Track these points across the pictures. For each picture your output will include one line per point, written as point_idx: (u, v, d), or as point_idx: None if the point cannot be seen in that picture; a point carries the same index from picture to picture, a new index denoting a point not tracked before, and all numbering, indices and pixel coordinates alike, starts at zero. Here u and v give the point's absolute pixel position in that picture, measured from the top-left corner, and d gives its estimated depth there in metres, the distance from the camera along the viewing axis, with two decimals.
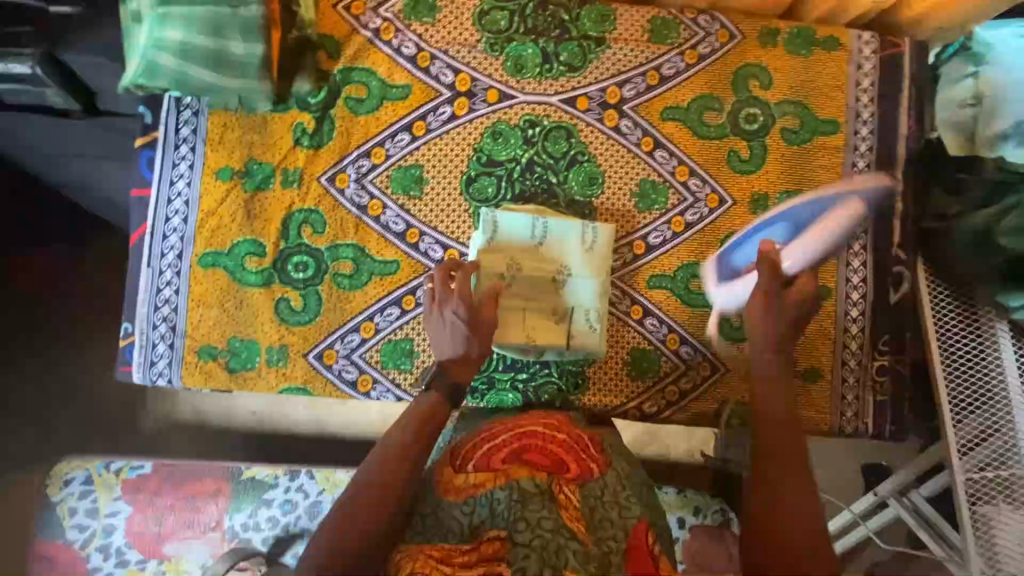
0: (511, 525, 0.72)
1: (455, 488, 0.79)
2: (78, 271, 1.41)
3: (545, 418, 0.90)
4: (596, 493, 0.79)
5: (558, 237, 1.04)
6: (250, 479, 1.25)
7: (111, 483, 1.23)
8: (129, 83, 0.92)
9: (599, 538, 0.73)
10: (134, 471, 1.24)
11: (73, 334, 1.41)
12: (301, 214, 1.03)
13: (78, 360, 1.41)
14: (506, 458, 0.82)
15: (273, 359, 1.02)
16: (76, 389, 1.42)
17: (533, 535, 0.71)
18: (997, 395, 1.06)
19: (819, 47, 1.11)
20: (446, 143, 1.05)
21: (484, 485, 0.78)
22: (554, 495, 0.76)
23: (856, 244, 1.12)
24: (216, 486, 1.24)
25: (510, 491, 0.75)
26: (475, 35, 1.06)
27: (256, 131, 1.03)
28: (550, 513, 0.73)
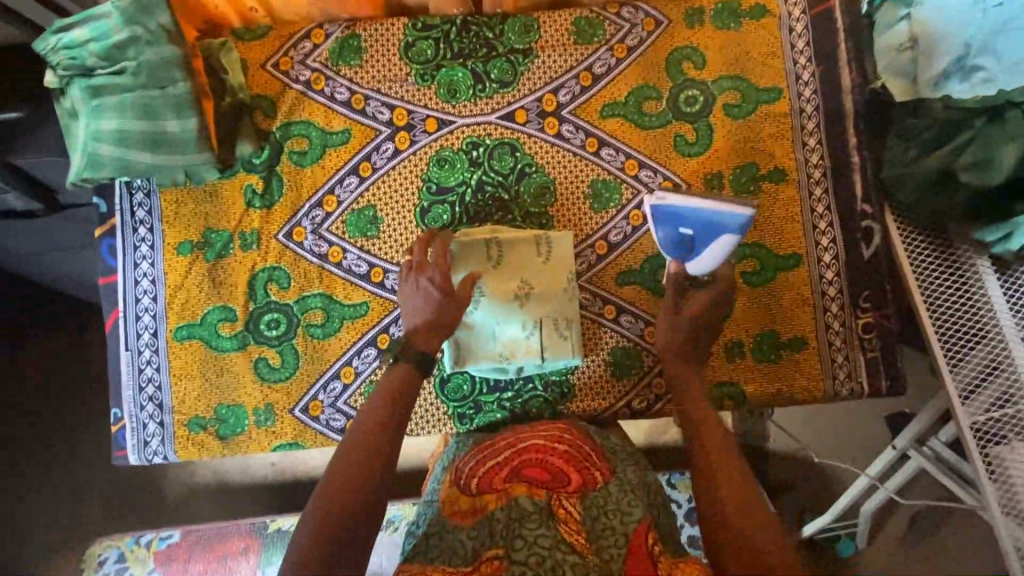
0: (509, 542, 0.74)
1: (460, 510, 0.83)
2: (73, 360, 1.45)
3: (546, 430, 0.94)
4: (599, 503, 0.81)
5: (519, 247, 1.03)
6: (277, 530, 1.27)
7: (144, 557, 1.26)
8: (75, 179, 0.94)
9: (600, 547, 0.74)
10: (164, 541, 1.27)
11: (80, 420, 1.45)
12: (265, 273, 1.05)
13: (91, 446, 1.45)
14: (507, 478, 0.86)
15: (261, 419, 1.03)
16: (91, 474, 1.45)
17: (530, 553, 0.72)
18: (990, 332, 1.03)
19: (747, 17, 1.10)
20: (394, 179, 1.06)
21: (488, 506, 0.82)
22: (553, 510, 0.79)
23: (819, 206, 1.11)
24: (246, 541, 1.26)
25: (508, 511, 0.78)
26: (403, 69, 1.07)
27: (208, 200, 1.05)
28: (548, 530, 0.75)
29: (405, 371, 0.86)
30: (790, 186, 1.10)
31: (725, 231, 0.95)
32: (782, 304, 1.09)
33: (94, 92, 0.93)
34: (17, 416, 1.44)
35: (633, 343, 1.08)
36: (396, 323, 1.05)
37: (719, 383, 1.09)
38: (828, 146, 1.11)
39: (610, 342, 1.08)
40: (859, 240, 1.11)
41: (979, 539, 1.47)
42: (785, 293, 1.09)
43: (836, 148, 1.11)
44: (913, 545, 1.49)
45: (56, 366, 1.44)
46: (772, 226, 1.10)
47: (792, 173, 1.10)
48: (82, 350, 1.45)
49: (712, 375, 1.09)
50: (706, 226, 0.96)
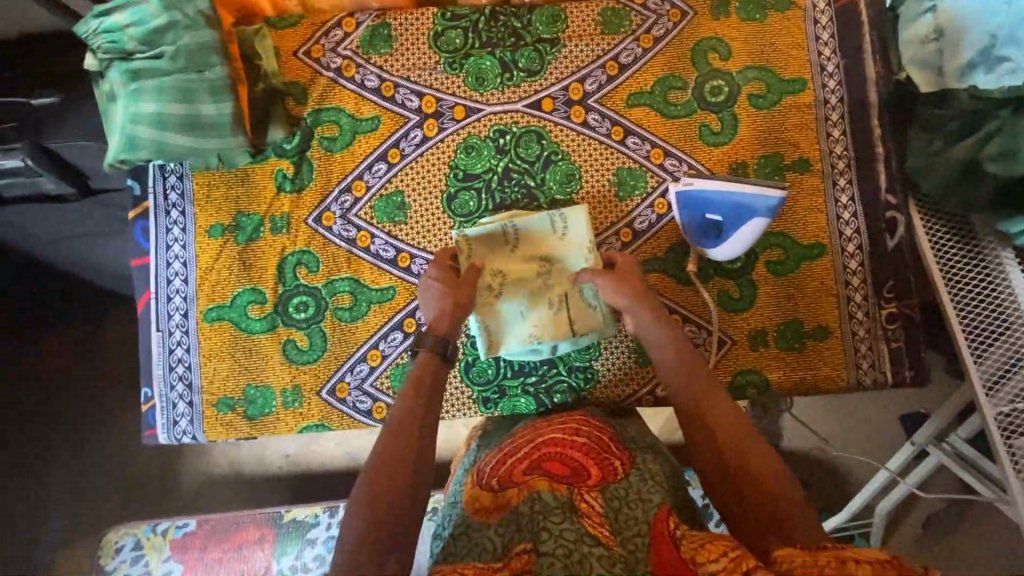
0: (535, 534, 0.74)
1: (484, 506, 0.83)
2: (98, 346, 1.47)
3: (563, 424, 0.94)
4: (620, 495, 0.81)
5: (535, 232, 1.03)
6: (291, 521, 1.28)
7: (160, 544, 1.27)
8: (112, 160, 0.96)
9: (624, 539, 0.75)
10: (180, 530, 1.28)
11: (103, 405, 1.47)
12: (294, 257, 1.06)
13: (113, 431, 1.46)
14: (527, 470, 0.85)
15: (288, 401, 1.04)
16: (112, 459, 1.46)
17: (557, 545, 0.71)
18: (1016, 322, 1.03)
19: (771, 9, 1.11)
20: (421, 166, 1.08)
21: (511, 500, 0.81)
22: (575, 504, 0.77)
23: (843, 197, 1.11)
24: (259, 532, 1.27)
25: (531, 504, 0.77)
26: (433, 57, 1.08)
27: (238, 185, 1.06)
28: (572, 524, 0.74)
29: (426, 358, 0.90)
30: (814, 176, 1.11)
31: (754, 215, 0.97)
32: (806, 293, 1.10)
33: (132, 76, 0.95)
34: (25, 411, 1.45)
35: None
36: None
37: (743, 372, 1.09)
38: (852, 137, 1.12)
39: None
40: (883, 230, 1.11)
41: (1002, 538, 1.45)
42: (808, 282, 1.10)
43: (860, 139, 1.12)
44: (933, 542, 1.48)
45: (81, 352, 1.46)
46: (797, 216, 1.10)
47: (816, 164, 1.11)
48: (106, 337, 1.47)
49: (735, 363, 1.09)
50: (733, 211, 0.97)
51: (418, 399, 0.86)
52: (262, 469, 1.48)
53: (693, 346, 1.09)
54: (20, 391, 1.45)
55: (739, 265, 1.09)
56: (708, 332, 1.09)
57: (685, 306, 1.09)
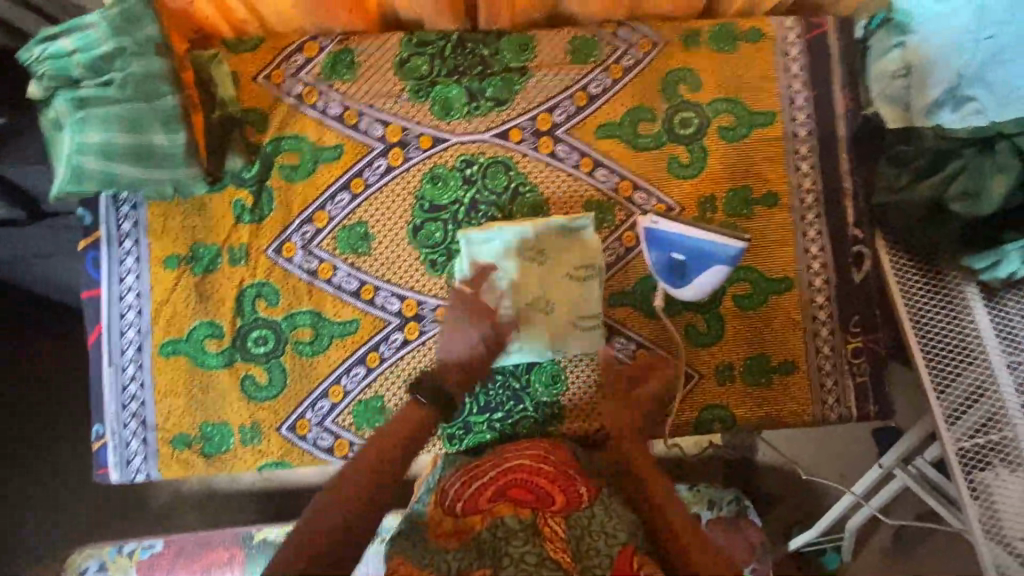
0: (496, 560, 0.76)
1: (446, 530, 0.83)
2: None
3: (530, 449, 0.94)
4: (583, 523, 0.81)
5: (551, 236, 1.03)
6: (262, 542, 1.25)
7: (125, 566, 1.24)
8: (58, 191, 0.92)
9: (585, 567, 0.76)
10: (147, 551, 1.25)
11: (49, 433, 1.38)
12: (253, 289, 1.03)
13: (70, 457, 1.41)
14: (492, 497, 0.86)
15: (247, 438, 1.02)
16: (64, 488, 1.40)
17: (517, 569, 0.74)
18: (977, 358, 1.04)
19: (742, 40, 1.10)
20: (386, 196, 1.05)
21: (474, 527, 0.83)
22: (538, 528, 0.80)
23: (811, 231, 1.11)
24: (229, 553, 1.24)
25: (494, 529, 0.81)
26: (398, 85, 1.06)
27: (196, 215, 1.03)
28: (533, 547, 0.77)
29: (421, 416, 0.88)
30: (782, 210, 1.11)
31: (717, 262, 0.95)
32: (773, 328, 1.10)
33: (80, 104, 0.91)
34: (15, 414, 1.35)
35: (623, 364, 1.08)
36: (387, 341, 1.04)
37: (709, 406, 1.09)
38: (821, 171, 1.11)
39: (601, 361, 1.08)
40: (850, 265, 1.12)
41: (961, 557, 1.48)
42: (776, 317, 1.10)
43: (828, 173, 1.11)
44: (897, 562, 1.50)
45: None
46: (766, 251, 1.10)
47: (785, 197, 1.11)
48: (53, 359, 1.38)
49: (702, 397, 1.09)
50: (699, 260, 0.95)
51: (367, 472, 0.79)
52: (229, 489, 1.45)
53: None
54: (17, 397, 1.35)
55: (707, 300, 1.09)
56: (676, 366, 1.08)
57: (652, 340, 1.09)
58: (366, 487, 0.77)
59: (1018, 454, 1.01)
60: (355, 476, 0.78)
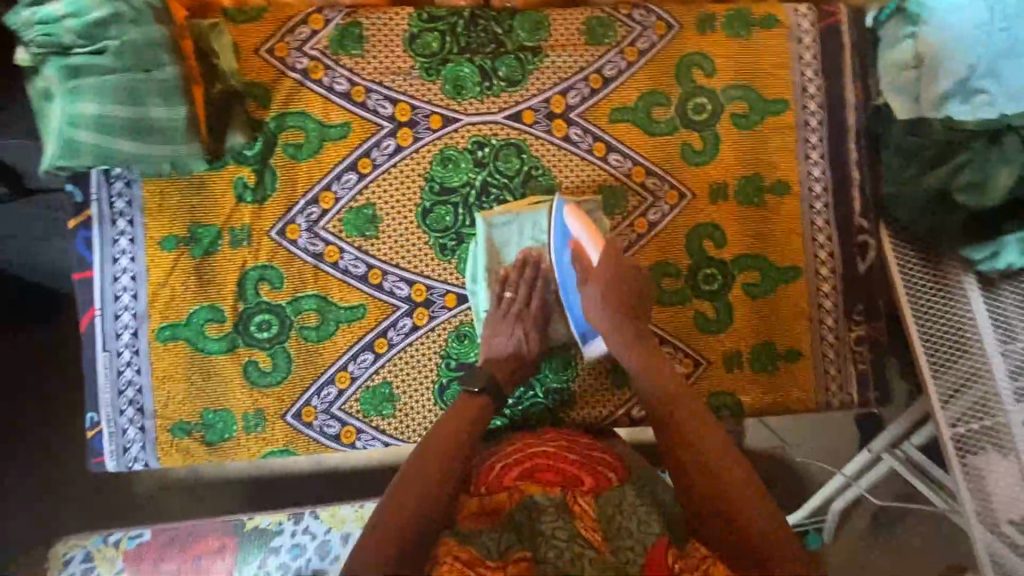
0: (532, 543, 0.75)
1: (475, 511, 0.82)
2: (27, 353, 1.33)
3: (556, 438, 0.92)
4: (614, 502, 0.81)
5: None
6: (254, 529, 1.23)
7: (111, 556, 1.20)
8: (48, 165, 0.87)
9: (617, 547, 0.75)
10: (133, 540, 1.21)
11: (38, 417, 1.34)
12: (256, 272, 0.99)
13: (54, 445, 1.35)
14: (517, 477, 0.85)
15: (250, 425, 0.99)
16: (50, 475, 1.35)
17: (550, 547, 0.74)
18: (973, 346, 1.06)
19: (757, 26, 1.09)
20: (395, 177, 1.02)
21: (504, 506, 0.81)
22: (568, 506, 0.79)
23: (819, 220, 1.12)
24: (220, 541, 1.21)
25: (527, 511, 0.79)
26: (408, 61, 1.02)
27: (195, 193, 0.98)
28: (565, 523, 0.76)
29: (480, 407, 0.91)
30: (792, 198, 1.11)
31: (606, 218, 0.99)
32: (780, 316, 1.10)
33: (71, 72, 0.86)
34: None
35: None
36: (395, 326, 1.02)
37: (715, 393, 1.09)
38: (830, 160, 1.12)
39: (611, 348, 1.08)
40: (855, 254, 1.13)
41: (943, 538, 1.54)
42: (783, 305, 1.10)
43: (837, 162, 1.12)
44: (882, 543, 1.55)
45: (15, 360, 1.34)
46: (775, 239, 1.10)
47: (795, 186, 1.11)
48: (42, 345, 1.33)
49: (709, 384, 1.09)
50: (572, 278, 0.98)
51: (428, 478, 0.82)
52: (221, 477, 1.41)
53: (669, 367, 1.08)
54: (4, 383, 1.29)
55: (716, 287, 1.09)
56: (685, 353, 1.09)
57: (663, 327, 1.08)
58: (428, 496, 0.80)
59: (1009, 439, 1.05)
60: (416, 480, 0.81)
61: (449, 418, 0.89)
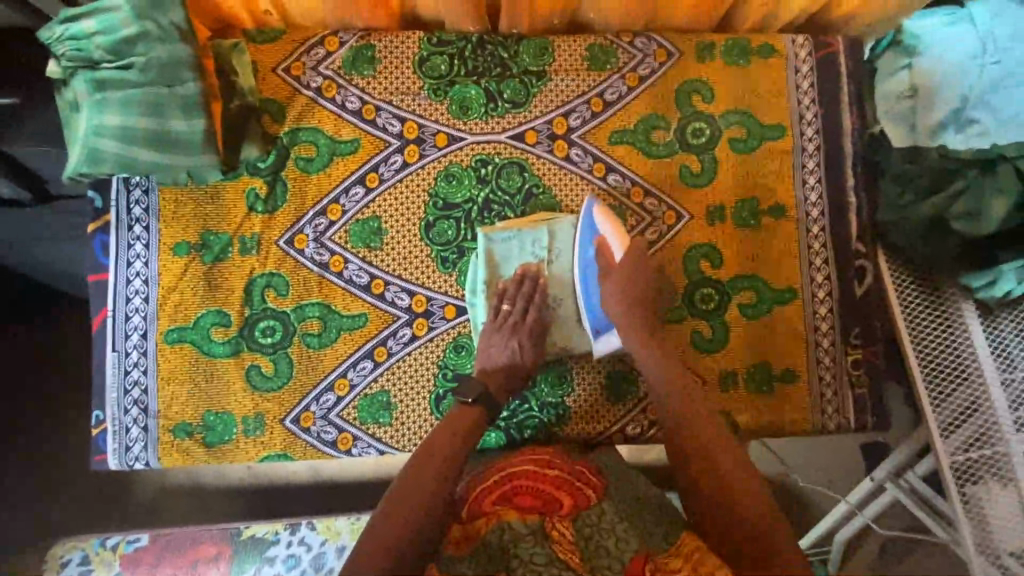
0: (505, 564, 0.76)
1: (456, 538, 0.82)
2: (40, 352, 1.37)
3: (534, 454, 0.95)
4: (591, 522, 0.83)
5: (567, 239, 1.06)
6: (250, 538, 1.24)
7: (109, 560, 1.21)
8: (72, 172, 0.91)
9: (594, 566, 0.77)
10: (131, 545, 1.23)
11: (47, 414, 1.38)
12: (263, 279, 1.03)
13: (61, 445, 1.38)
14: (497, 501, 0.86)
15: (250, 429, 1.01)
16: (56, 473, 1.38)
17: (527, 570, 0.75)
18: (972, 375, 1.06)
19: (755, 55, 1.13)
20: (400, 192, 1.06)
21: (481, 530, 0.81)
22: (547, 531, 0.80)
23: (816, 243, 1.13)
24: (217, 548, 1.22)
25: (502, 532, 0.79)
26: (417, 82, 1.07)
27: (209, 201, 1.03)
28: (543, 548, 0.77)
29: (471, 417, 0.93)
30: (788, 222, 1.13)
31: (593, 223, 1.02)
32: (776, 337, 1.11)
33: (99, 86, 0.91)
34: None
35: (629, 368, 1.09)
36: (395, 336, 1.04)
37: None
38: (827, 185, 1.14)
39: (608, 366, 1.09)
40: (853, 278, 1.14)
41: (948, 573, 1.50)
42: (780, 326, 1.11)
43: (835, 187, 1.14)
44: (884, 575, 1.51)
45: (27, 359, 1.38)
46: (772, 261, 1.12)
47: (791, 210, 1.13)
48: (44, 346, 1.36)
49: None
50: (593, 271, 1.03)
51: (423, 488, 0.83)
52: (220, 482, 1.43)
53: None
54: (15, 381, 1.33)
55: (712, 307, 1.10)
56: None
57: None
58: (422, 505, 0.81)
59: (1009, 469, 1.04)
60: (411, 490, 0.83)
61: (444, 428, 0.91)
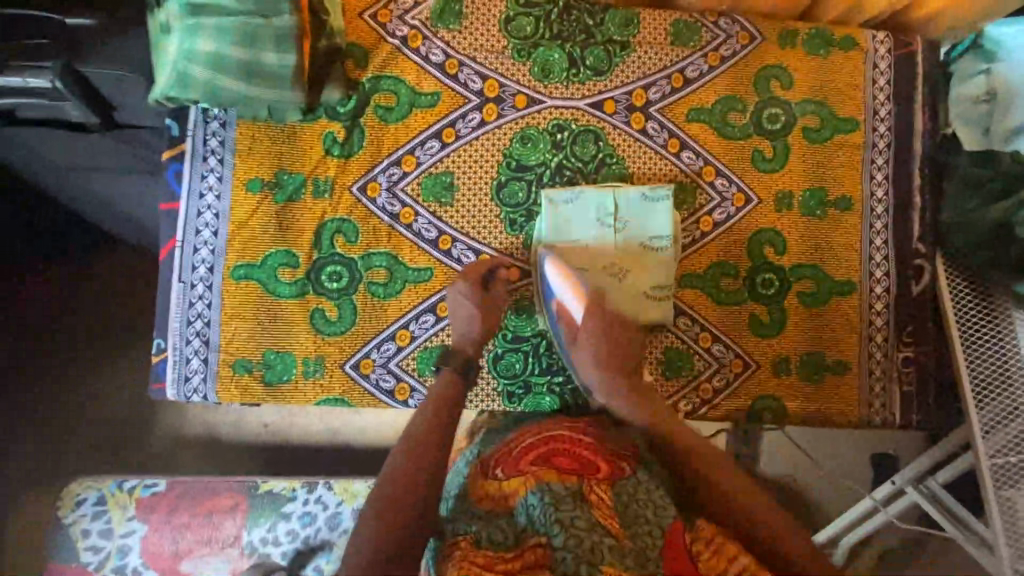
0: (548, 528, 0.73)
1: (489, 496, 0.81)
2: (85, 285, 1.36)
3: (570, 423, 0.92)
4: (629, 491, 0.79)
5: (632, 208, 1.06)
6: (268, 493, 1.23)
7: (125, 502, 1.21)
8: (159, 96, 0.91)
9: (634, 534, 0.73)
10: (149, 489, 1.22)
11: (82, 357, 1.36)
12: (333, 224, 1.02)
13: (91, 380, 1.36)
14: (534, 461, 0.84)
15: (310, 370, 1.01)
16: (86, 410, 1.36)
17: (568, 535, 0.71)
18: (1016, 380, 1.04)
19: (836, 47, 1.13)
20: (476, 149, 1.06)
21: (517, 492, 0.80)
22: (585, 495, 0.77)
23: (877, 239, 1.14)
24: (232, 500, 1.22)
25: (542, 494, 0.76)
26: (501, 41, 1.06)
27: (286, 141, 1.02)
28: (583, 512, 0.74)
29: (448, 390, 0.91)
30: (853, 215, 1.14)
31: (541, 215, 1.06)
32: (831, 328, 1.12)
33: (193, 10, 0.90)
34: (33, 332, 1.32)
35: (686, 345, 1.10)
36: None
37: (762, 396, 1.11)
38: (893, 183, 1.15)
39: (665, 342, 1.09)
40: (910, 277, 1.15)
41: None
42: (835, 317, 1.12)
43: (900, 186, 1.15)
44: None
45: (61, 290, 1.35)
46: (833, 252, 1.13)
47: (856, 203, 1.14)
48: (89, 279, 1.35)
49: (757, 386, 1.11)
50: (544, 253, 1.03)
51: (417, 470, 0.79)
52: (237, 434, 1.40)
53: (719, 364, 1.10)
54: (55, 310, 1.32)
55: (772, 293, 1.11)
56: (736, 353, 1.11)
57: (716, 324, 1.10)
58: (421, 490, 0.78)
59: None
60: (405, 476, 0.79)
61: (435, 402, 0.88)
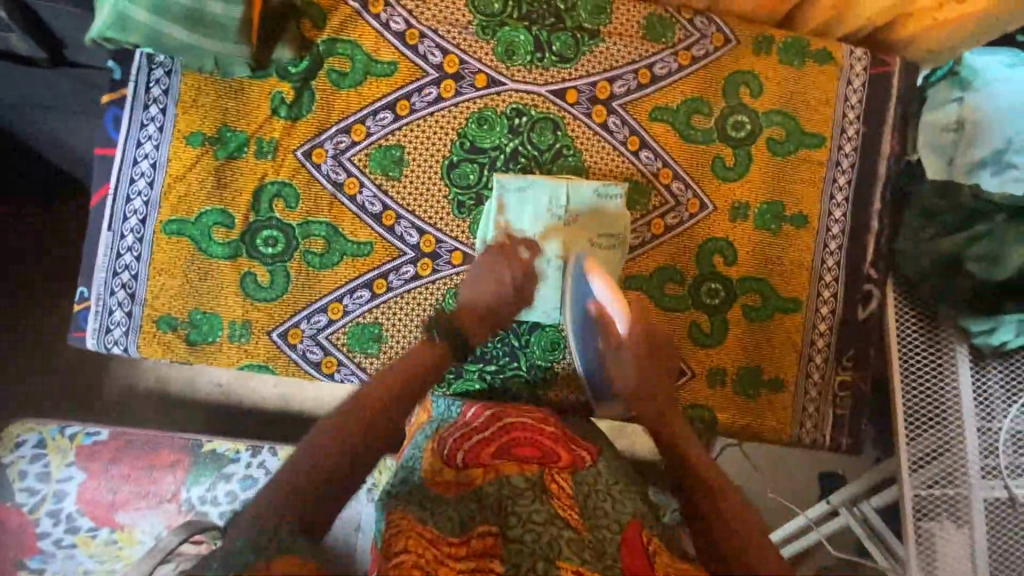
0: (501, 519, 0.65)
1: (445, 481, 0.73)
2: (12, 226, 1.28)
3: (532, 413, 0.86)
4: (588, 481, 0.73)
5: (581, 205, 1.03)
6: (210, 452, 1.17)
7: (65, 448, 1.15)
8: (97, 35, 0.87)
9: (593, 525, 0.65)
10: (90, 437, 1.16)
11: (9, 298, 1.29)
12: (274, 186, 1.00)
13: (18, 324, 1.29)
14: (495, 454, 0.77)
15: (235, 334, 1.00)
16: (2, 355, 1.29)
17: (524, 531, 0.62)
18: (950, 416, 1.03)
19: (812, 58, 1.10)
20: (428, 126, 1.03)
21: (473, 483, 0.72)
22: (544, 485, 0.69)
23: (829, 259, 1.13)
24: (175, 457, 1.16)
25: (499, 486, 0.69)
26: (466, 16, 1.02)
27: (232, 96, 0.99)
28: (542, 506, 0.65)
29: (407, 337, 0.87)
30: (808, 233, 1.12)
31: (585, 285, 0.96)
32: (771, 344, 1.11)
33: None
34: None
35: None
36: (397, 271, 1.02)
37: (695, 405, 1.10)
38: (852, 205, 1.13)
39: None
40: (858, 301, 1.13)
41: None
42: (776, 334, 1.11)
43: (859, 209, 1.13)
44: None
45: None
46: (783, 268, 1.11)
47: (813, 221, 1.12)
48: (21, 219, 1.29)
49: (690, 396, 1.10)
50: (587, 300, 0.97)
51: (373, 398, 0.78)
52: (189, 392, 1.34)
53: None
54: None
55: (717, 301, 1.10)
56: None
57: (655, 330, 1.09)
58: (376, 413, 0.76)
59: (967, 512, 1.01)
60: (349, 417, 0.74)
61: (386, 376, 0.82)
